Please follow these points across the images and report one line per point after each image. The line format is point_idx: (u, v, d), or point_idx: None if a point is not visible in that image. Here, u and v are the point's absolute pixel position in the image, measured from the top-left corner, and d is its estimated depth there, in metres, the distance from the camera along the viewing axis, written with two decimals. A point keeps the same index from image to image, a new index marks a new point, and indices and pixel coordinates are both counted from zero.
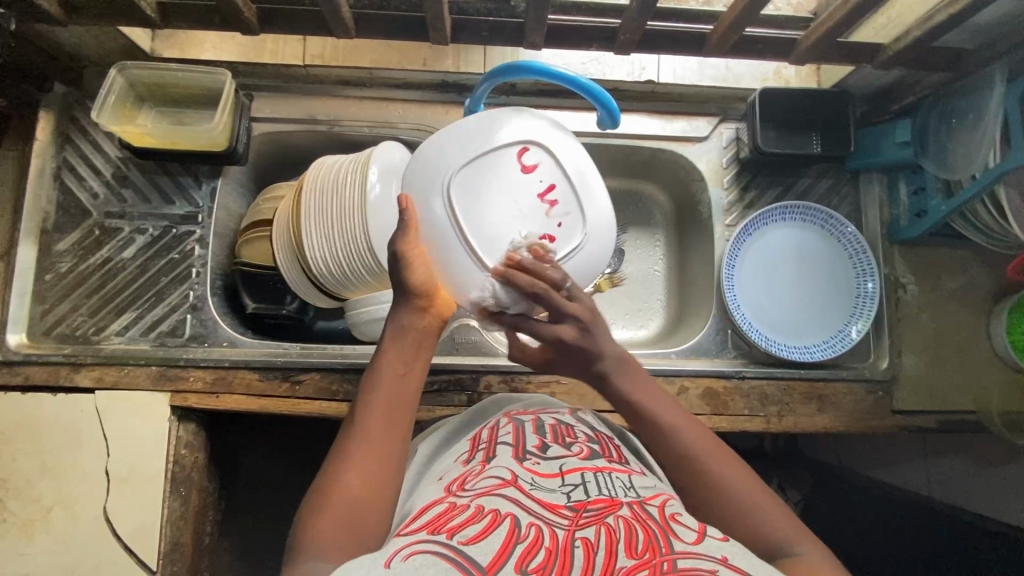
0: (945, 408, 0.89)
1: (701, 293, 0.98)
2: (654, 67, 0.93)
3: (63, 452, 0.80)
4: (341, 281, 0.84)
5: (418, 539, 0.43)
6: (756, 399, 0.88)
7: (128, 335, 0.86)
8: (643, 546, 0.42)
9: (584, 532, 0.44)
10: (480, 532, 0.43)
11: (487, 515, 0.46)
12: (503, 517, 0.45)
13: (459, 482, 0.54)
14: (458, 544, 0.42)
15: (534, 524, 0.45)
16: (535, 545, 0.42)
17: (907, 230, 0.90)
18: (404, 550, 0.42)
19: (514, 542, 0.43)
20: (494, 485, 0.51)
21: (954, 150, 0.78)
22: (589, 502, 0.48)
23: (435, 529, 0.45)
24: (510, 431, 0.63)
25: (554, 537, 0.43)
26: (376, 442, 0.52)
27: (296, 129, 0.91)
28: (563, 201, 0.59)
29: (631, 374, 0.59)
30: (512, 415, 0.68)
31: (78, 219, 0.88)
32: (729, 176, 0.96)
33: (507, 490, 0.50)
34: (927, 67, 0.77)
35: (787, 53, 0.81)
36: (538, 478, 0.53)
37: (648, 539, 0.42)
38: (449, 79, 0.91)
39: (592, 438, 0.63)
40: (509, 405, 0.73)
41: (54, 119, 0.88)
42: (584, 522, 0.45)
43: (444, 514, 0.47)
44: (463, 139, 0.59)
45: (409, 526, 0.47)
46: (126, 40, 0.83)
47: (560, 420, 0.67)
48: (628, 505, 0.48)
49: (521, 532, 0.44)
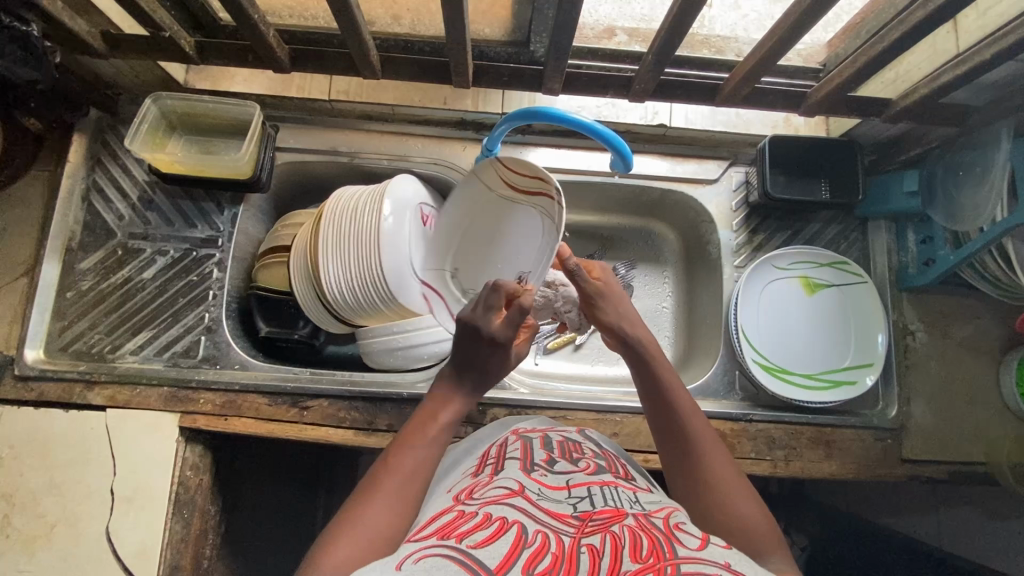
0: (955, 458, 0.89)
1: (708, 331, 0.99)
2: (666, 113, 0.95)
3: (72, 469, 0.81)
4: (356, 307, 0.87)
5: (429, 544, 0.44)
6: (763, 442, 0.88)
7: (142, 355, 0.87)
8: (648, 551, 0.43)
9: (590, 540, 0.45)
10: (488, 537, 0.44)
11: (496, 522, 0.47)
12: (511, 524, 0.46)
13: (467, 492, 0.55)
14: (467, 547, 0.43)
15: (540, 532, 0.46)
16: (542, 550, 0.43)
17: (916, 277, 0.91)
18: (415, 554, 0.43)
19: (521, 547, 0.43)
20: (502, 494, 0.52)
21: (962, 202, 0.80)
22: (595, 511, 0.50)
23: (445, 535, 0.46)
24: (519, 447, 0.64)
25: (560, 543, 0.44)
26: (411, 483, 0.55)
27: (318, 159, 0.94)
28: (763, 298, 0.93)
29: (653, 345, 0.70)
30: (520, 434, 0.70)
31: (102, 240, 0.90)
32: (738, 218, 0.97)
33: (515, 499, 0.51)
34: (936, 122, 0.79)
35: (797, 105, 0.83)
36: (546, 489, 0.54)
37: (653, 546, 0.44)
38: (468, 117, 0.94)
39: (598, 455, 0.66)
40: (520, 425, 0.75)
41: (87, 143, 0.92)
42: (590, 530, 0.47)
43: (452, 522, 0.48)
44: (775, 301, 0.94)
45: (419, 533, 0.48)
46: (161, 72, 0.87)
47: (567, 438, 0.69)
48: (633, 516, 0.49)
49: (529, 537, 0.45)
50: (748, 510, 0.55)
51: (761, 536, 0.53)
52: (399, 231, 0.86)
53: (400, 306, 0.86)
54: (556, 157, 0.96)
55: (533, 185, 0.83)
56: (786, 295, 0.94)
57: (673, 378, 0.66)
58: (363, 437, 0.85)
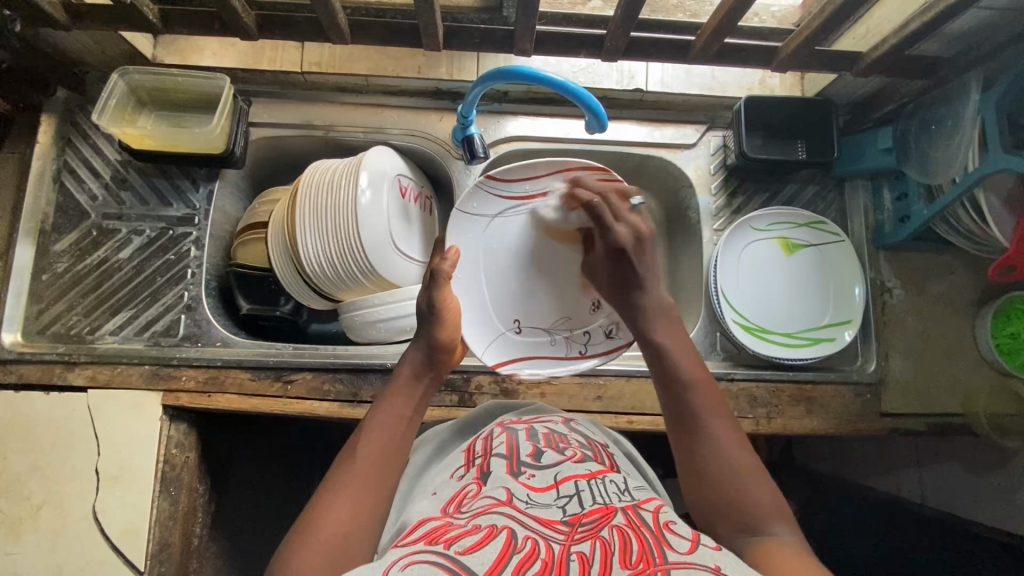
0: (932, 410, 0.90)
1: (689, 296, 1.00)
2: (642, 76, 0.95)
3: (55, 450, 0.81)
4: (333, 280, 0.87)
5: (416, 549, 0.45)
6: (745, 401, 0.89)
7: (122, 335, 0.87)
8: (637, 556, 0.44)
9: (580, 546, 0.46)
10: (477, 543, 0.45)
11: (484, 528, 0.47)
12: (500, 530, 0.47)
13: (455, 503, 0.55)
14: (456, 554, 0.44)
15: (530, 538, 0.47)
16: (532, 556, 0.45)
17: (892, 234, 0.91)
18: (402, 559, 0.44)
19: (511, 552, 0.45)
20: (490, 504, 0.52)
21: (935, 156, 0.80)
22: (584, 514, 0.51)
23: (433, 540, 0.47)
24: (504, 441, 0.64)
25: (550, 550, 0.46)
26: (370, 469, 0.59)
27: (293, 134, 0.93)
28: (740, 262, 0.94)
29: (659, 307, 0.72)
30: (505, 425, 0.69)
31: (76, 221, 0.89)
32: (716, 182, 0.98)
33: (504, 508, 0.51)
34: (906, 74, 0.79)
35: (769, 61, 0.83)
36: (534, 494, 0.54)
37: (643, 550, 0.45)
38: (443, 86, 0.93)
39: (585, 445, 0.66)
40: (503, 414, 0.75)
41: (55, 123, 0.90)
42: (579, 536, 0.47)
43: (440, 528, 0.49)
44: (751, 262, 0.94)
45: (406, 538, 0.49)
46: (128, 46, 0.85)
47: (553, 429, 0.68)
48: (622, 513, 0.51)
49: (518, 543, 0.46)
50: (757, 488, 0.57)
51: (770, 513, 0.55)
52: (377, 203, 0.86)
53: (379, 276, 0.86)
54: (534, 125, 0.96)
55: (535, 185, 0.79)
56: (762, 254, 0.95)
57: (684, 355, 0.68)
58: (349, 409, 0.85)
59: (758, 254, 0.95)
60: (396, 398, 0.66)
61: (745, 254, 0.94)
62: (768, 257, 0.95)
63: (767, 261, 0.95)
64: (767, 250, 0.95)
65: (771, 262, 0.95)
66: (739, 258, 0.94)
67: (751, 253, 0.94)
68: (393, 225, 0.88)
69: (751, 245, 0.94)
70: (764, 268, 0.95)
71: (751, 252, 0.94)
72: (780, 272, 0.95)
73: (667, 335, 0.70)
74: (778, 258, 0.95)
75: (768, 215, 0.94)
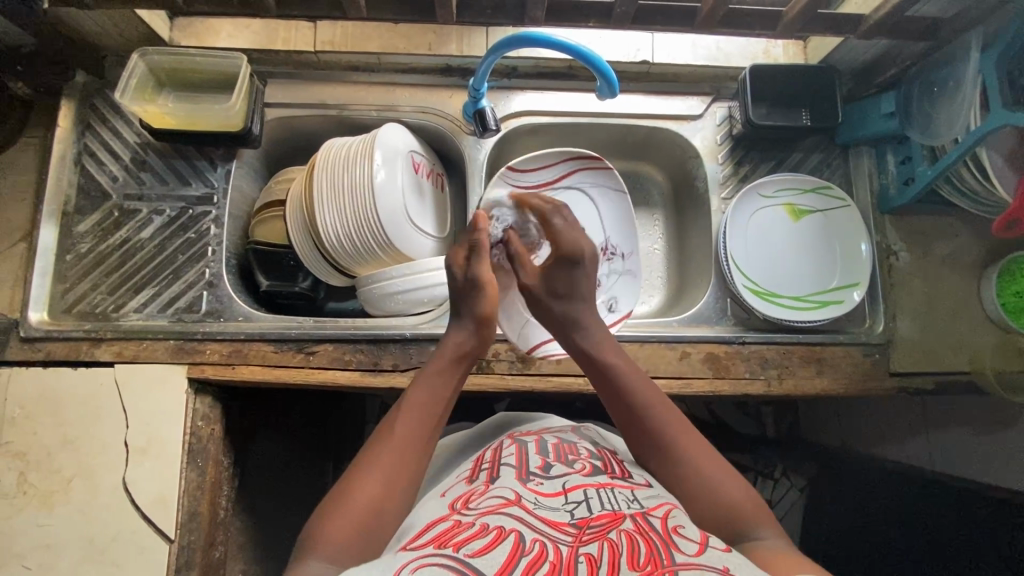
0: (941, 368, 0.92)
1: (698, 265, 1.02)
2: (649, 48, 0.97)
3: (84, 424, 0.82)
4: (352, 254, 0.89)
5: (427, 552, 0.48)
6: (756, 362, 0.91)
7: (146, 312, 0.89)
8: (645, 558, 0.47)
9: (588, 548, 0.48)
10: (485, 546, 0.48)
11: (493, 530, 0.50)
12: (508, 533, 0.50)
13: (463, 501, 0.59)
14: (466, 556, 0.47)
15: (538, 540, 0.49)
16: (540, 558, 0.47)
17: (897, 198, 0.93)
18: (414, 562, 0.47)
19: (520, 555, 0.47)
20: (499, 504, 0.55)
21: (938, 118, 0.81)
22: (592, 518, 0.53)
23: (442, 544, 0.50)
24: (514, 452, 0.69)
25: (558, 552, 0.48)
26: (403, 442, 0.61)
27: (307, 113, 0.95)
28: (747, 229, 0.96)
29: (601, 339, 0.73)
30: (515, 437, 0.75)
31: (98, 202, 0.91)
32: (723, 151, 0.99)
33: (512, 509, 0.54)
34: (907, 38, 0.81)
35: (774, 26, 0.84)
36: (542, 497, 0.57)
37: (650, 552, 0.48)
38: (453, 63, 0.95)
39: (593, 455, 0.70)
40: (516, 429, 0.82)
41: (75, 109, 0.92)
42: (587, 538, 0.50)
43: (448, 531, 0.52)
44: (757, 229, 0.96)
45: (416, 541, 0.52)
46: (146, 27, 0.87)
47: (561, 439, 0.74)
48: (631, 517, 0.53)
49: (527, 546, 0.48)
50: (735, 492, 0.60)
51: (754, 518, 0.58)
52: (393, 179, 0.88)
53: (395, 250, 0.88)
54: (541, 100, 0.98)
55: (552, 173, 0.94)
56: (768, 220, 0.97)
57: (641, 381, 0.69)
58: (370, 377, 0.87)
59: (767, 220, 0.97)
60: (430, 381, 0.67)
61: (751, 221, 0.96)
62: (774, 223, 0.97)
63: (773, 230, 0.97)
64: (775, 215, 0.97)
65: (778, 228, 0.97)
66: (746, 224, 0.96)
67: (758, 219, 0.96)
68: (408, 201, 0.90)
69: (757, 212, 0.96)
70: (771, 233, 0.97)
71: (757, 218, 0.96)
72: (786, 239, 0.97)
73: (616, 362, 0.71)
74: (784, 225, 0.97)
75: (777, 181, 0.96)
